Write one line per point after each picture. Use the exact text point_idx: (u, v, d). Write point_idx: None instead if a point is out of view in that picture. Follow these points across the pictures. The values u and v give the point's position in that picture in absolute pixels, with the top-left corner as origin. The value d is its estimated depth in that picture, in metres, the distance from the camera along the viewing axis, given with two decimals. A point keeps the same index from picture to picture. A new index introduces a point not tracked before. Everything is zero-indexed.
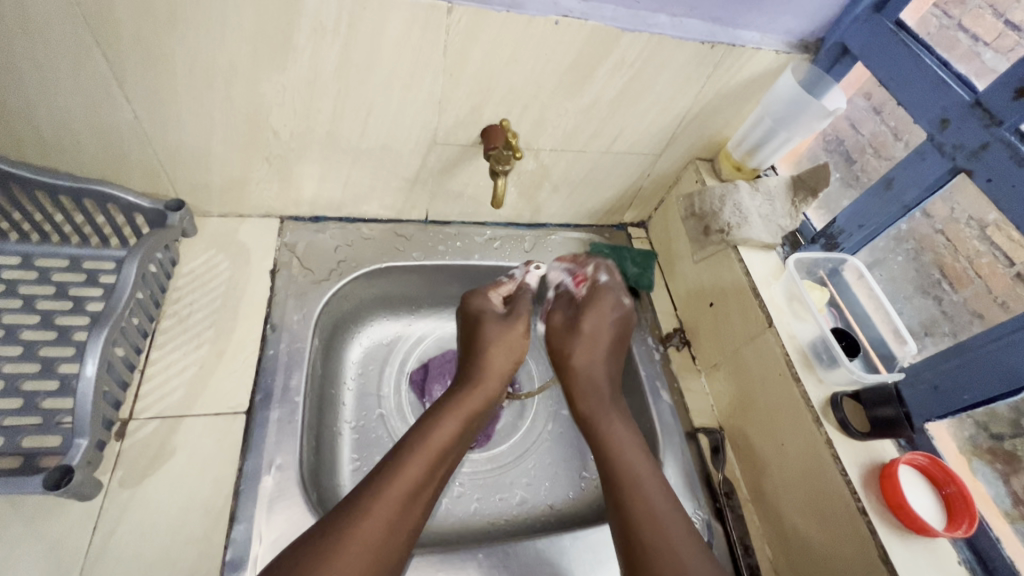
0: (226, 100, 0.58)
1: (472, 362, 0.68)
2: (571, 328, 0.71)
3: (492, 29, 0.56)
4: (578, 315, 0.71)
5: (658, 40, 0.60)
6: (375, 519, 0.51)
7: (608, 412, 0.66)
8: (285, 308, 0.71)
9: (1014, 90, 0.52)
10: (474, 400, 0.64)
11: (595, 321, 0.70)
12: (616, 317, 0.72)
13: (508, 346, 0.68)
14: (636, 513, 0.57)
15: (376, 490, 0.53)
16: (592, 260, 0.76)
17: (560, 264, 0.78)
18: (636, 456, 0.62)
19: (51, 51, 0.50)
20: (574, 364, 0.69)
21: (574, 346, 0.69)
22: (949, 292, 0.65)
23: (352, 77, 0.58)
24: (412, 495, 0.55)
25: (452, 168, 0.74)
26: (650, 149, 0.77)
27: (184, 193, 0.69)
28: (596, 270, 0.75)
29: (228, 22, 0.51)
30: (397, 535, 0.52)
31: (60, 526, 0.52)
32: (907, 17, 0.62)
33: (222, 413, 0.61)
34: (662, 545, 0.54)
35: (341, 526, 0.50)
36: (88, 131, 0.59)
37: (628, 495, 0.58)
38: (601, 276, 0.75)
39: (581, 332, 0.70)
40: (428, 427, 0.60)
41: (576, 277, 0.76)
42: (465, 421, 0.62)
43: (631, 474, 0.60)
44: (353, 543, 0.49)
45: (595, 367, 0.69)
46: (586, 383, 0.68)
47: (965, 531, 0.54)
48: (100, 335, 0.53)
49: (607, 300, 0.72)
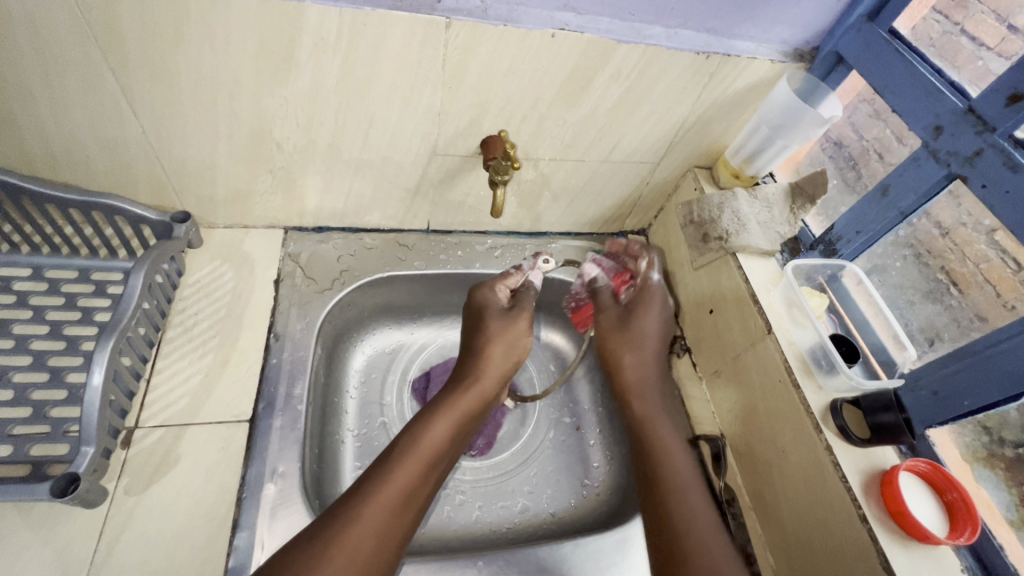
0: (231, 115, 0.60)
1: (468, 363, 0.68)
2: (623, 325, 0.70)
3: (490, 43, 0.57)
4: (629, 315, 0.71)
5: (653, 51, 0.61)
6: (365, 528, 0.51)
7: (659, 415, 0.66)
8: (288, 318, 0.72)
9: (1007, 97, 0.52)
10: (465, 402, 0.64)
11: (645, 327, 0.70)
12: (662, 319, 0.71)
13: (506, 345, 0.68)
14: (676, 521, 0.56)
15: (364, 498, 0.53)
16: (645, 254, 0.75)
17: (600, 263, 0.78)
18: (680, 458, 0.61)
19: (64, 69, 0.52)
20: (626, 363, 0.69)
21: (625, 345, 0.69)
22: (954, 296, 0.65)
23: (353, 91, 0.60)
24: (402, 502, 0.54)
25: (452, 178, 0.75)
26: (648, 158, 0.78)
27: (190, 206, 0.71)
28: (647, 266, 0.74)
29: (232, 38, 0.52)
30: (387, 543, 0.52)
31: (65, 534, 0.52)
32: (901, 26, 0.63)
33: (226, 421, 0.62)
34: (699, 550, 0.53)
35: (325, 536, 0.49)
36: (98, 147, 0.60)
37: (672, 502, 0.58)
38: (653, 274, 0.73)
39: (629, 334, 0.70)
40: (417, 431, 0.59)
41: (622, 280, 0.76)
42: (454, 425, 0.62)
43: (675, 477, 0.60)
44: (340, 552, 0.49)
45: (647, 371, 0.69)
46: (636, 382, 0.68)
47: (967, 537, 0.54)
48: (106, 345, 0.54)
49: (657, 298, 0.72)
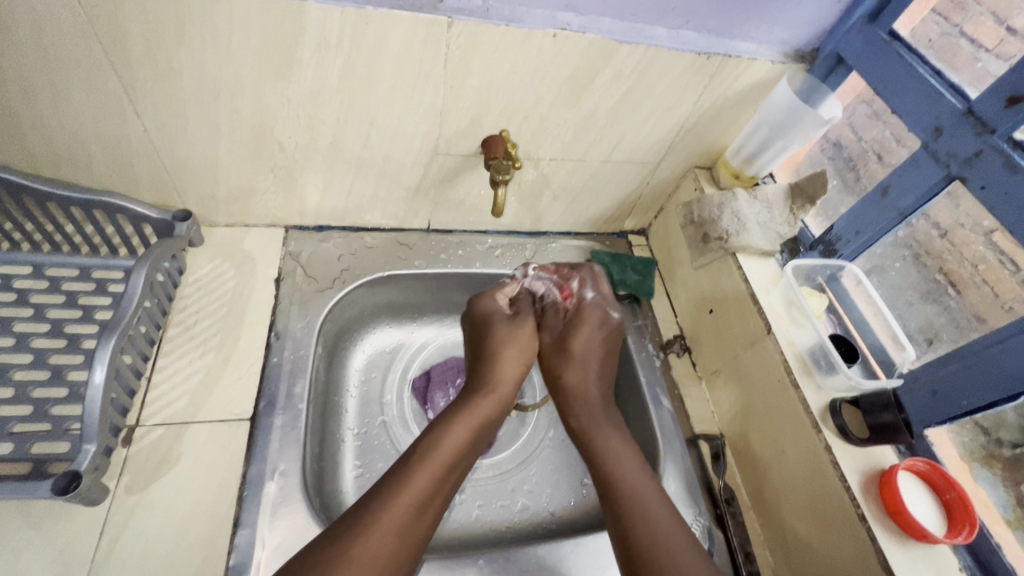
0: (233, 114, 0.60)
1: (479, 371, 0.67)
2: (560, 347, 0.70)
3: (492, 42, 0.57)
4: (565, 334, 0.70)
5: (655, 52, 0.61)
6: (387, 527, 0.51)
7: (603, 425, 0.66)
8: (289, 317, 0.72)
9: (1006, 98, 0.52)
10: (483, 407, 0.64)
11: (584, 342, 0.69)
12: (603, 335, 0.71)
13: (519, 348, 0.68)
14: (632, 525, 0.56)
15: (386, 497, 0.53)
16: (577, 273, 0.75)
17: (543, 273, 0.76)
18: (633, 467, 0.61)
19: (66, 67, 0.52)
20: (568, 382, 0.68)
21: (565, 366, 0.69)
22: (952, 297, 0.65)
23: (355, 90, 0.60)
24: (423, 503, 0.55)
25: (452, 177, 0.75)
26: (649, 158, 0.78)
27: (191, 204, 0.71)
28: (581, 284, 0.74)
29: (234, 37, 0.52)
30: (406, 546, 0.52)
31: (66, 532, 0.52)
32: (901, 27, 0.63)
33: (227, 419, 0.62)
34: (662, 553, 0.54)
35: (345, 537, 0.50)
36: (99, 144, 0.60)
37: (630, 511, 0.57)
38: (587, 292, 0.74)
39: (569, 354, 0.69)
40: (435, 437, 0.59)
41: (563, 291, 0.74)
42: (473, 429, 0.62)
43: (628, 484, 0.60)
44: (361, 553, 0.49)
45: (589, 386, 0.68)
46: (579, 400, 0.68)
47: (964, 536, 0.54)
48: (108, 344, 0.54)
49: (595, 316, 0.71)
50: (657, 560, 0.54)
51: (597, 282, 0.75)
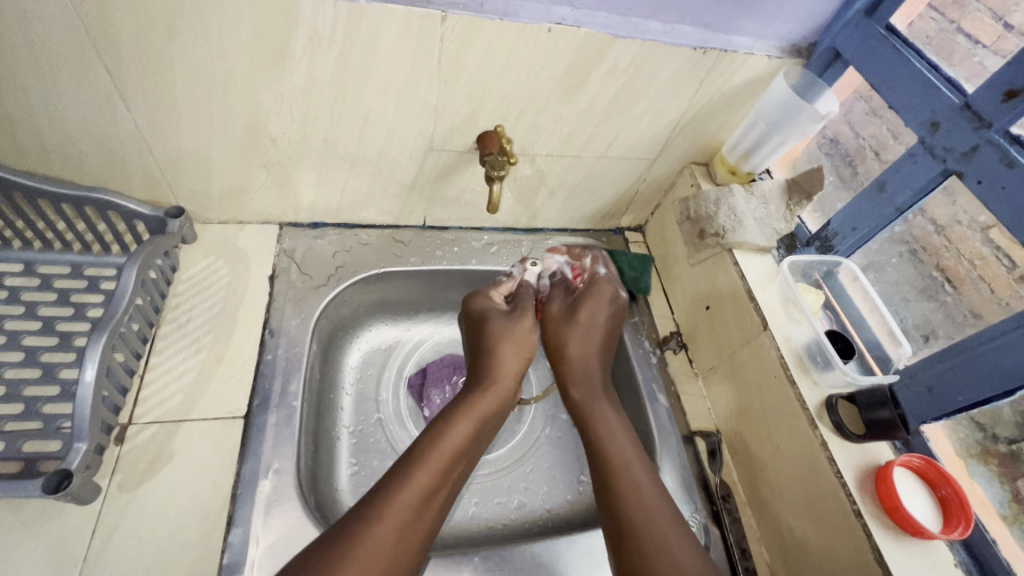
0: (225, 110, 0.59)
1: (481, 363, 0.67)
2: (569, 315, 0.70)
3: (486, 36, 0.57)
4: (576, 302, 0.71)
5: (650, 46, 0.61)
6: (384, 528, 0.51)
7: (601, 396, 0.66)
8: (283, 314, 0.71)
9: (1003, 92, 0.52)
10: (485, 403, 0.64)
11: (592, 310, 0.70)
12: (613, 310, 0.71)
13: (516, 342, 0.68)
14: (627, 500, 0.57)
15: (384, 500, 0.53)
16: (589, 252, 0.76)
17: (554, 255, 0.77)
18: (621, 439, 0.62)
19: (55, 63, 0.51)
20: (569, 351, 0.69)
21: (571, 334, 0.69)
22: (949, 293, 0.65)
23: (349, 85, 0.59)
24: (422, 502, 0.54)
25: (448, 174, 0.75)
26: (646, 154, 0.77)
27: (184, 201, 0.71)
28: (594, 262, 0.75)
29: (226, 32, 0.52)
30: (408, 541, 0.52)
31: (58, 531, 0.52)
32: (898, 22, 0.63)
33: (221, 417, 0.62)
34: (653, 528, 0.54)
35: (346, 536, 0.50)
36: (89, 140, 0.60)
37: (624, 489, 0.57)
38: (599, 268, 0.75)
39: (576, 320, 0.69)
40: (438, 432, 0.60)
41: (575, 269, 0.76)
42: (475, 425, 0.62)
43: (619, 456, 0.60)
44: (363, 550, 0.49)
45: (591, 355, 0.69)
46: (579, 367, 0.68)
47: (961, 533, 0.54)
48: (99, 341, 0.54)
49: (607, 290, 0.72)
50: (648, 535, 0.54)
51: (602, 261, 0.76)
